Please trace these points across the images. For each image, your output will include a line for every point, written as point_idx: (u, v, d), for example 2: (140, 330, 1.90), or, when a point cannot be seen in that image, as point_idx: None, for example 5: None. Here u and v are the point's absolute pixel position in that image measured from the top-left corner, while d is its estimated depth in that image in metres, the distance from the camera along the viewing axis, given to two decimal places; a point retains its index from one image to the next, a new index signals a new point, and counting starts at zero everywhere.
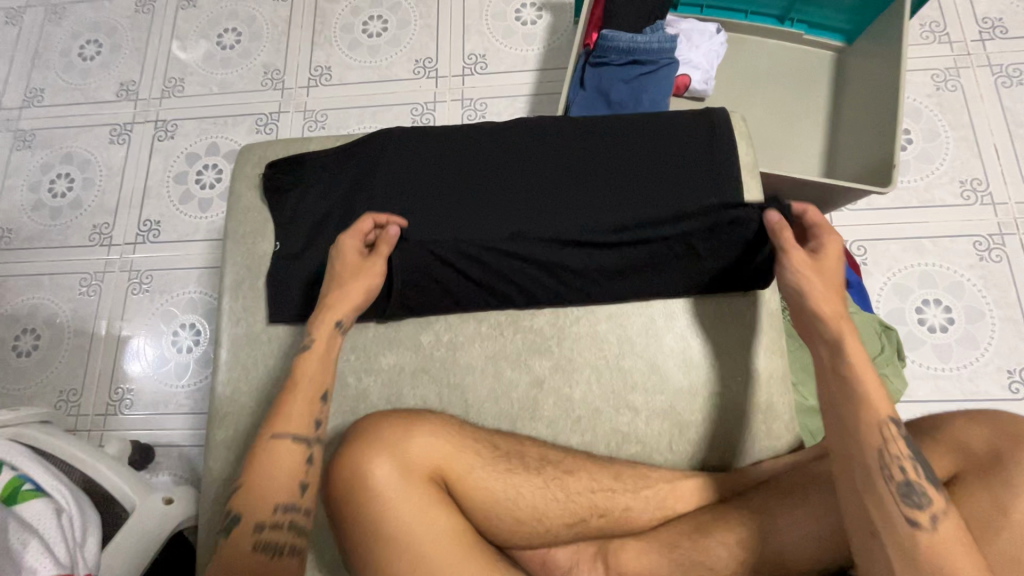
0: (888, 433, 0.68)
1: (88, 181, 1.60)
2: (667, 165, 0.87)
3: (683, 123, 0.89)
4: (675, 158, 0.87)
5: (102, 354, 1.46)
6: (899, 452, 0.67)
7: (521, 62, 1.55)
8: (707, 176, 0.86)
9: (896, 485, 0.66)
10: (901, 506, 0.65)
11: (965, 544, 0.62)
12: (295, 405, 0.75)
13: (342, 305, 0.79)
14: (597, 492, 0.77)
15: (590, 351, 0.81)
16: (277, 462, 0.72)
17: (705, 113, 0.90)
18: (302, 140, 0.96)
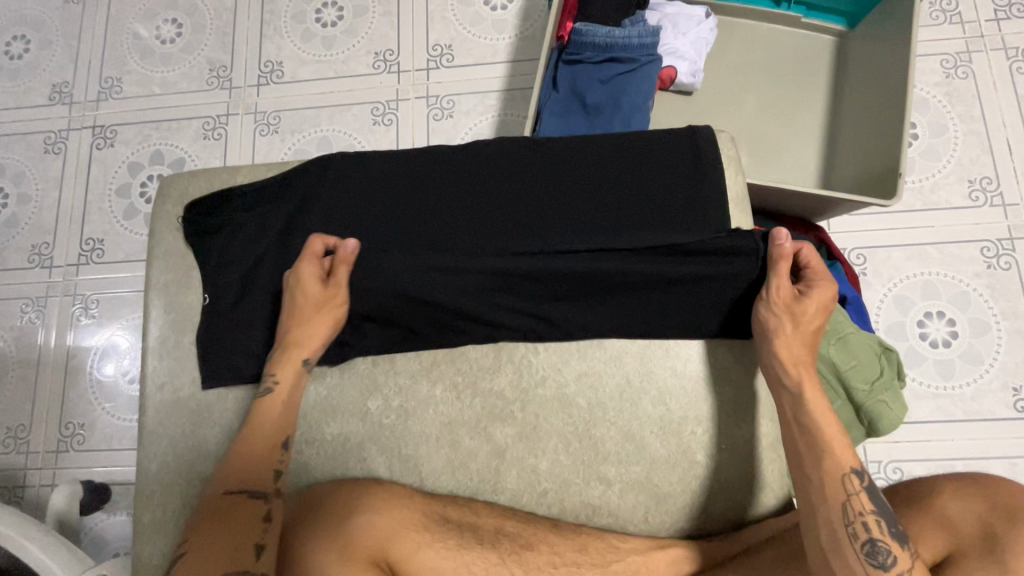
0: (848, 486, 0.62)
1: (23, 196, 1.47)
2: (646, 199, 0.75)
3: (661, 145, 0.77)
4: (655, 189, 0.75)
5: (49, 386, 1.36)
6: (860, 507, 0.61)
7: (491, 53, 1.40)
8: (691, 209, 0.74)
9: (858, 543, 0.60)
10: (867, 566, 0.59)
11: None
12: (253, 454, 0.68)
13: (296, 355, 0.72)
14: (562, 567, 0.66)
15: (558, 415, 0.71)
16: (229, 517, 0.64)
17: (688, 131, 0.77)
18: (229, 172, 0.84)
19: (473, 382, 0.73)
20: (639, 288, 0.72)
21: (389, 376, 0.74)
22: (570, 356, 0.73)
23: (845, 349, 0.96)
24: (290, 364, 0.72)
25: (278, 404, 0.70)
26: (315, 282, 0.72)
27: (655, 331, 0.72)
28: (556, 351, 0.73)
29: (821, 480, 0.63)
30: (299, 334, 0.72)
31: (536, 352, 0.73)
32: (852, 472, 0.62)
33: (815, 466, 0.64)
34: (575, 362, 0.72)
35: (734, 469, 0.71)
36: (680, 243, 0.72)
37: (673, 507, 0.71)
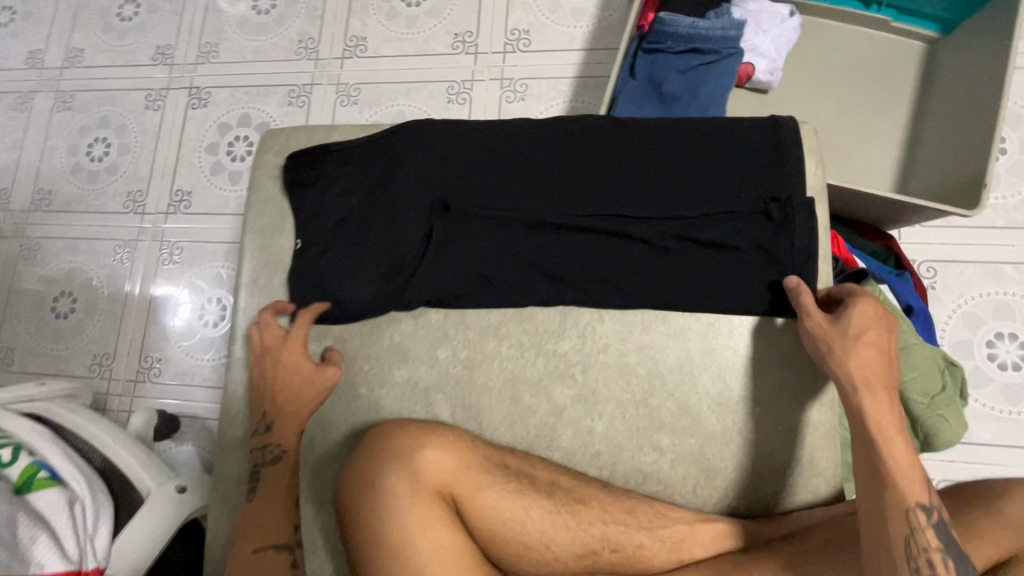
0: (914, 519, 0.58)
1: (124, 146, 1.60)
2: (723, 184, 0.76)
3: (744, 132, 0.78)
4: (732, 175, 0.76)
5: (132, 321, 1.48)
6: (923, 542, 0.57)
7: (568, 40, 1.43)
8: (765, 200, 0.75)
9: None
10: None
11: None
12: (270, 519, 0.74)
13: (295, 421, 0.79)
14: (611, 524, 0.69)
15: (617, 382, 0.74)
16: (260, 571, 0.71)
17: (770, 121, 0.78)
18: (326, 129, 0.90)
19: (540, 344, 0.77)
20: (705, 271, 0.74)
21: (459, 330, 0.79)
22: (632, 330, 0.75)
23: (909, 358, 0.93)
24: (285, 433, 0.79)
25: (290, 468, 0.78)
26: (301, 360, 0.80)
27: (718, 309, 0.74)
28: (620, 322, 0.76)
29: (883, 503, 0.59)
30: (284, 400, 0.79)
31: (601, 321, 0.76)
32: (919, 504, 0.58)
33: (884, 488, 0.60)
34: (638, 335, 0.75)
35: (786, 453, 0.72)
36: (745, 232, 0.75)
37: (722, 482, 0.72)
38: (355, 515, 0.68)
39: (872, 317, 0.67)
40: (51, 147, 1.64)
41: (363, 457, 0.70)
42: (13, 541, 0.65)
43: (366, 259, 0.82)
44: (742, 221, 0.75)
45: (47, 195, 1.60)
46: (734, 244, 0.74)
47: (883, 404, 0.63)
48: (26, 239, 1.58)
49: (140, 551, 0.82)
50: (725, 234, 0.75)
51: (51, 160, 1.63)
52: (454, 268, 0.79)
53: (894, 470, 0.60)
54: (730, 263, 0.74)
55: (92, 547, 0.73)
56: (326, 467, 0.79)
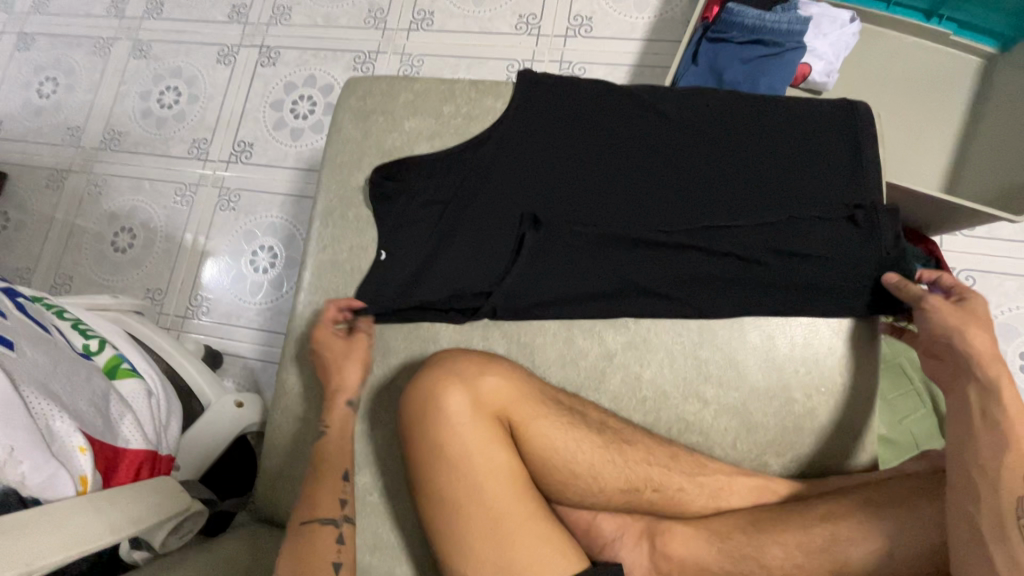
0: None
1: (192, 96, 1.68)
2: (805, 156, 0.79)
3: (827, 129, 0.80)
4: (813, 149, 0.79)
5: (186, 261, 1.55)
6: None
7: (629, 30, 1.47)
8: (845, 174, 0.78)
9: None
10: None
11: None
12: (323, 495, 0.73)
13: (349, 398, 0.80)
14: (655, 466, 0.72)
15: (669, 332, 0.78)
16: (306, 544, 0.69)
17: (849, 114, 0.80)
18: (408, 79, 0.95)
19: (614, 293, 0.80)
20: (789, 238, 0.77)
21: (540, 277, 0.81)
22: (713, 289, 0.78)
23: (896, 381, 0.97)
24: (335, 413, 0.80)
25: (335, 443, 0.77)
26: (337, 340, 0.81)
27: (805, 315, 0.76)
28: (704, 321, 0.78)
29: (997, 468, 0.60)
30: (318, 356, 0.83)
31: (687, 320, 0.78)
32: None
33: (991, 455, 0.61)
34: (713, 317, 0.78)
35: (825, 415, 0.75)
36: (828, 203, 0.78)
37: (761, 438, 0.76)
38: (415, 429, 0.69)
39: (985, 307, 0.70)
40: (124, 91, 1.72)
41: (423, 374, 0.71)
42: (105, 412, 0.71)
43: (456, 245, 0.84)
44: (824, 193, 0.78)
45: (116, 136, 1.69)
46: (817, 214, 0.77)
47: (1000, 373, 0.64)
48: (93, 175, 1.67)
49: (203, 452, 0.89)
50: (809, 205, 0.78)
51: (123, 104, 1.71)
52: (548, 262, 0.81)
53: (1014, 442, 0.61)
54: (813, 232, 0.77)
55: (165, 437, 0.79)
56: (384, 390, 0.83)
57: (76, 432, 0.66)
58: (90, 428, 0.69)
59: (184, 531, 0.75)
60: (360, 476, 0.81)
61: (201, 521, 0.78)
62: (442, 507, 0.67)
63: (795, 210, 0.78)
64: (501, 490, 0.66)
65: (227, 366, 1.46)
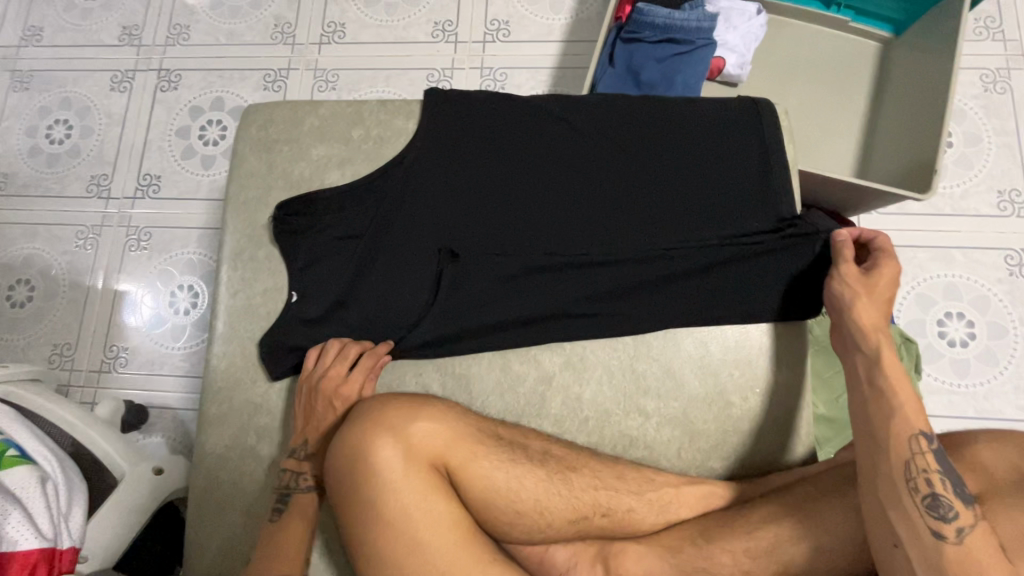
0: (913, 445, 0.62)
1: (86, 129, 1.53)
2: (718, 163, 0.80)
3: (735, 132, 0.81)
4: (725, 155, 0.80)
5: (96, 309, 1.41)
6: (923, 464, 0.60)
7: (546, 32, 1.44)
8: (757, 176, 0.79)
9: (919, 495, 0.60)
10: (926, 518, 0.59)
11: (993, 559, 0.56)
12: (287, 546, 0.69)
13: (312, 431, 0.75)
14: (602, 490, 0.70)
15: (605, 349, 0.77)
16: None
17: (755, 116, 0.81)
18: (312, 104, 0.89)
19: (543, 318, 0.78)
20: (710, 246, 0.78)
21: (465, 308, 0.78)
22: (641, 304, 0.77)
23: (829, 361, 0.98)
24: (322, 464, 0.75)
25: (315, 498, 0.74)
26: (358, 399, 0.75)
27: (734, 320, 0.77)
28: (637, 334, 0.77)
29: (888, 436, 0.63)
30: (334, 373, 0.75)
31: (621, 337, 0.77)
32: (921, 432, 0.62)
33: (881, 426, 0.64)
34: (645, 330, 0.77)
35: (765, 414, 0.76)
36: (743, 205, 0.79)
37: (705, 445, 0.75)
38: (347, 489, 0.65)
39: (893, 278, 0.72)
40: (7, 128, 1.55)
41: (350, 428, 0.67)
42: None
43: (377, 282, 0.79)
44: (738, 195, 0.79)
45: (1, 178, 1.52)
46: (732, 218, 0.78)
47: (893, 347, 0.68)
48: None
49: (118, 532, 0.79)
50: (725, 210, 0.78)
51: (6, 141, 1.54)
52: (475, 289, 0.78)
53: (899, 404, 0.64)
54: (732, 237, 0.78)
55: (67, 526, 0.71)
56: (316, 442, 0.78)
57: None
58: None
59: None
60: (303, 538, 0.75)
61: None
62: (380, 567, 0.62)
63: (712, 218, 0.78)
64: (444, 544, 0.62)
65: (153, 421, 1.34)
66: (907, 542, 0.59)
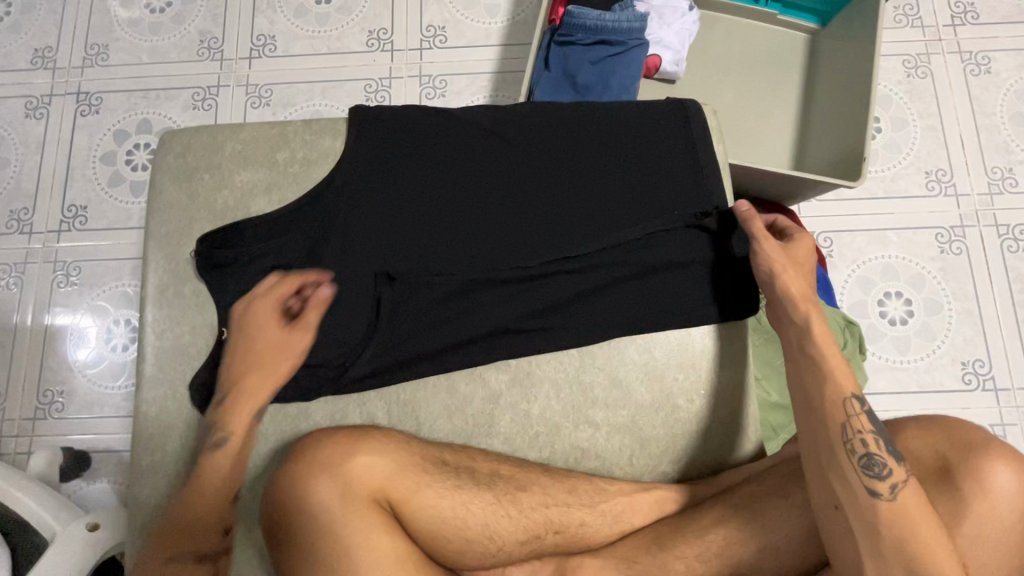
0: (848, 407, 0.66)
1: (1, 160, 1.43)
2: (648, 166, 0.80)
3: (664, 134, 0.81)
4: (656, 158, 0.80)
5: (25, 352, 1.32)
6: (858, 425, 0.65)
7: (484, 36, 1.42)
8: (688, 177, 0.80)
9: (856, 457, 0.64)
10: (863, 478, 0.63)
11: (923, 511, 0.60)
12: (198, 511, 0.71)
13: (245, 406, 0.74)
14: (553, 506, 0.70)
15: (550, 362, 0.76)
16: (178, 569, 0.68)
17: (683, 117, 0.82)
18: (232, 128, 0.85)
19: (486, 336, 0.76)
20: (647, 252, 0.78)
21: (406, 332, 0.76)
22: (583, 314, 0.77)
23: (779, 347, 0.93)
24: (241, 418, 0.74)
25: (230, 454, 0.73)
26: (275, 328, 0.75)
27: (674, 323, 0.77)
28: (580, 345, 0.76)
29: (823, 401, 0.67)
30: (269, 364, 0.75)
31: (565, 349, 0.76)
32: (853, 395, 0.66)
33: (818, 393, 0.68)
34: (588, 340, 0.76)
35: (712, 414, 0.76)
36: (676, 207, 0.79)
37: (655, 450, 0.76)
38: (287, 533, 0.63)
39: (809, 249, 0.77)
40: None
41: (286, 469, 0.64)
42: None
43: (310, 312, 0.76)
44: (671, 197, 0.79)
45: None
46: (667, 220, 0.78)
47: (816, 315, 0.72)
48: None
49: None
50: (659, 213, 0.78)
51: None
52: (413, 311, 0.76)
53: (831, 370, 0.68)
54: (668, 241, 0.78)
55: None
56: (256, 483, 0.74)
57: None
58: None
59: None
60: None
61: None
62: None
63: (647, 222, 0.78)
64: None
65: (97, 466, 1.26)
66: (846, 503, 0.63)
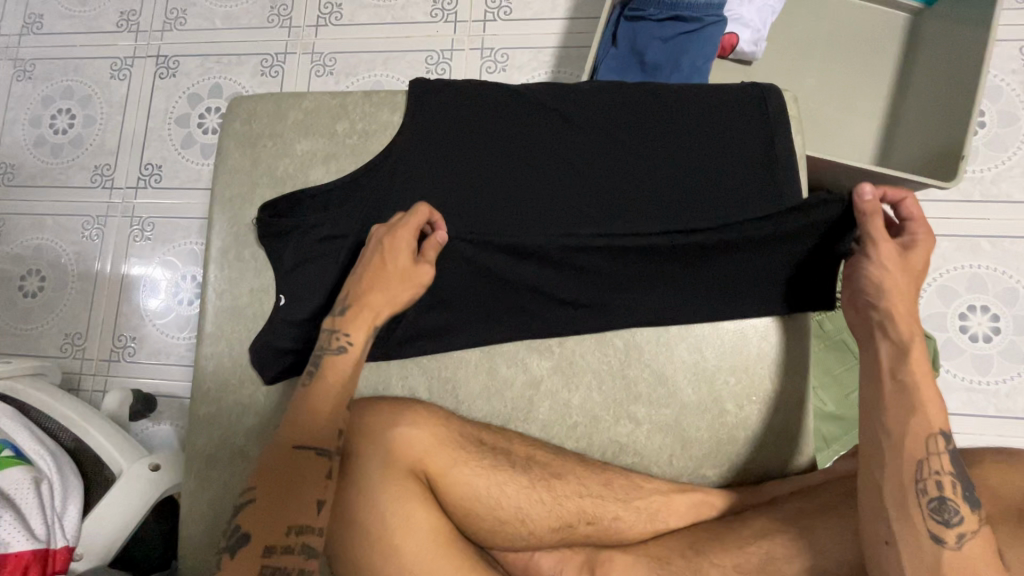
0: (930, 445, 0.60)
1: (89, 118, 1.53)
2: (719, 150, 0.75)
3: (739, 116, 0.76)
4: (726, 147, 0.75)
5: (104, 299, 1.43)
6: (936, 466, 0.59)
7: (550, 8, 1.37)
8: (761, 165, 0.75)
9: (926, 497, 0.58)
10: (929, 520, 0.58)
11: (991, 568, 0.55)
12: (315, 410, 0.63)
13: (368, 316, 0.69)
14: (587, 498, 0.69)
15: (595, 353, 0.75)
16: (294, 471, 0.61)
17: (760, 100, 0.76)
18: (297, 96, 0.86)
19: (531, 320, 0.75)
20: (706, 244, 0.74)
21: (450, 310, 0.76)
22: (633, 307, 0.74)
23: (841, 357, 0.88)
24: (360, 327, 0.68)
25: (348, 363, 0.66)
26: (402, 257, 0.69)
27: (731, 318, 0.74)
28: (629, 336, 0.74)
29: (903, 432, 0.61)
30: (375, 298, 0.69)
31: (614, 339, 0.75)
32: (941, 432, 0.60)
33: (899, 425, 0.61)
34: (637, 331, 0.74)
35: (760, 422, 0.73)
36: (746, 195, 0.74)
37: (697, 453, 0.73)
38: None
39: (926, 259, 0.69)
40: (12, 119, 1.55)
41: None
42: None
43: None
44: (741, 185, 0.74)
45: (9, 169, 1.53)
46: (734, 208, 0.74)
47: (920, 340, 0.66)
48: None
49: (116, 527, 0.79)
50: (726, 200, 0.74)
51: (12, 132, 1.55)
52: (463, 287, 0.76)
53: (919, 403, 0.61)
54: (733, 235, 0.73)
55: (60, 526, 0.72)
56: None
57: None
58: None
59: None
60: None
61: None
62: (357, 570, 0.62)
63: (711, 215, 0.74)
64: (422, 551, 0.61)
65: (161, 409, 1.36)
66: (901, 541, 0.58)
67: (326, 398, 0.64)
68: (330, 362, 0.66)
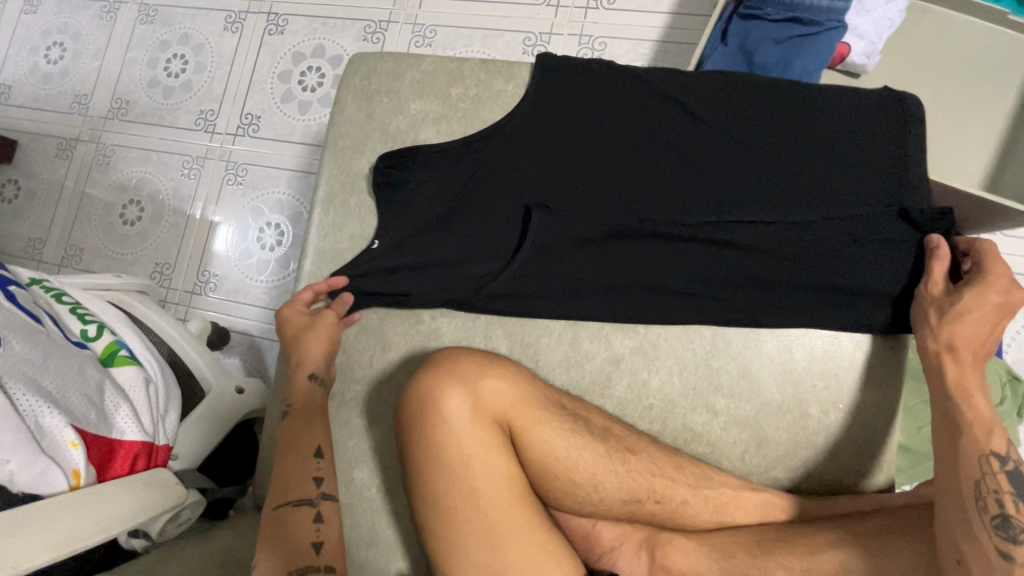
0: (985, 463, 0.58)
1: (200, 65, 1.62)
2: (841, 153, 0.74)
3: (868, 123, 0.75)
4: (851, 160, 0.74)
5: (193, 235, 1.52)
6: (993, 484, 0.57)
7: (654, 2, 1.36)
8: (885, 175, 0.73)
9: (988, 516, 0.55)
10: (995, 537, 0.54)
11: None
12: (286, 465, 0.72)
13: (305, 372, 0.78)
14: (659, 478, 0.70)
15: (680, 339, 0.75)
16: (287, 529, 0.68)
17: (896, 110, 0.74)
18: (415, 58, 0.89)
19: (623, 302, 0.77)
20: (813, 250, 0.74)
21: (545, 278, 0.78)
22: (730, 302, 0.75)
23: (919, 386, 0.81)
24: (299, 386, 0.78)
25: (303, 418, 0.76)
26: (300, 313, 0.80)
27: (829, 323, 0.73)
28: (717, 327, 0.75)
29: (954, 455, 0.60)
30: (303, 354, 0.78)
31: (705, 327, 0.75)
32: (992, 452, 0.58)
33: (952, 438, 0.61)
34: (726, 323, 0.75)
35: (841, 428, 0.73)
36: (865, 203, 0.73)
37: (771, 453, 0.73)
38: (411, 430, 0.68)
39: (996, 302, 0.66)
40: (131, 59, 1.67)
41: (422, 376, 0.69)
42: (100, 405, 0.71)
43: (466, 245, 0.80)
44: (860, 192, 0.73)
45: (123, 105, 1.64)
46: (848, 214, 0.73)
47: (966, 373, 0.63)
48: (101, 144, 1.63)
49: (204, 437, 0.86)
50: (841, 205, 0.73)
51: (130, 71, 1.66)
52: (560, 259, 0.78)
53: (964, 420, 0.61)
54: (842, 244, 0.73)
55: (163, 426, 0.78)
56: (382, 386, 0.81)
57: (65, 428, 0.66)
58: (83, 422, 0.69)
59: (183, 519, 0.77)
60: (357, 473, 0.79)
61: (198, 509, 0.78)
62: (436, 506, 0.65)
63: (825, 224, 0.74)
64: (499, 498, 0.64)
65: (233, 344, 1.45)
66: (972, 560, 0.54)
67: (293, 452, 0.73)
68: (288, 427, 0.75)
